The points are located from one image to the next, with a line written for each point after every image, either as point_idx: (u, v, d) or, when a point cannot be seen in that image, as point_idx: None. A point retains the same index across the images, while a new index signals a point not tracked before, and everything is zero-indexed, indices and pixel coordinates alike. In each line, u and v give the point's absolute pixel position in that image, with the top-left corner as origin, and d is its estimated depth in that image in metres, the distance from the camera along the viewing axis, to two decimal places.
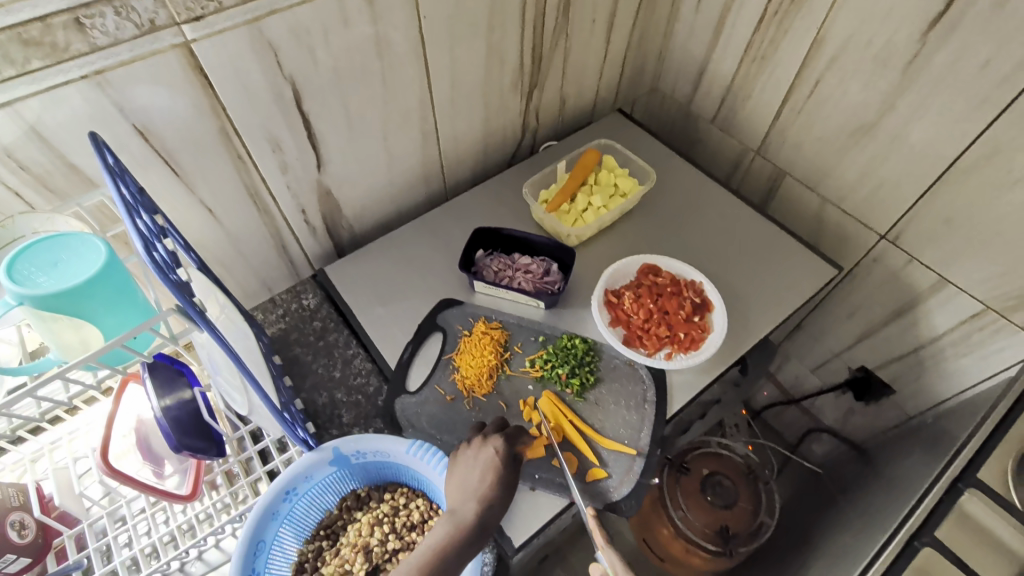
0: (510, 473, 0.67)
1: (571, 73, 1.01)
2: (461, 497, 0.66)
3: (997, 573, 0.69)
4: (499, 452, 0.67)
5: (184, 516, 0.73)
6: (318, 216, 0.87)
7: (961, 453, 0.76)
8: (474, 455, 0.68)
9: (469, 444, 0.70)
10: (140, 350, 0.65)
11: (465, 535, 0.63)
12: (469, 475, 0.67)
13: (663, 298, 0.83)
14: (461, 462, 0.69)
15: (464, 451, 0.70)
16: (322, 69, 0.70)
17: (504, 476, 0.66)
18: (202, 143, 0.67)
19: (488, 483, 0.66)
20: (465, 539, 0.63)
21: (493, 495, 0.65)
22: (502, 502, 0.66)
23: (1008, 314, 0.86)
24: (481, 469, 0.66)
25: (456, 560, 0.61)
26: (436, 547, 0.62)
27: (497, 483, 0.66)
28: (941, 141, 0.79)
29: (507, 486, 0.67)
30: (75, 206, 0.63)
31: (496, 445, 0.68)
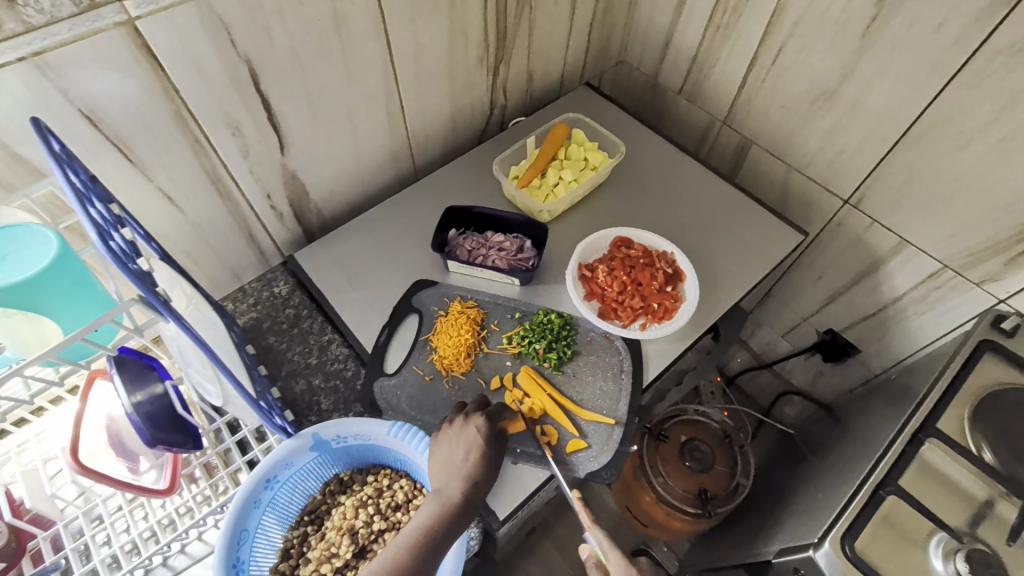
0: (492, 450, 0.68)
1: (537, 46, 1.00)
2: (446, 476, 0.66)
3: (956, 515, 0.73)
4: (481, 431, 0.68)
5: (164, 511, 0.71)
6: (285, 200, 0.84)
7: (922, 405, 0.80)
8: (457, 434, 0.68)
9: (451, 423, 0.70)
10: (104, 343, 0.63)
11: (451, 512, 0.63)
12: (454, 454, 0.67)
13: (636, 269, 0.84)
14: (444, 441, 0.69)
15: (446, 430, 0.70)
16: (278, 47, 0.67)
17: (487, 454, 0.67)
18: (156, 128, 0.64)
19: (473, 461, 0.66)
20: (451, 517, 0.63)
21: (478, 473, 0.65)
22: (487, 479, 0.66)
23: (964, 272, 0.89)
24: (464, 447, 0.67)
25: (444, 537, 0.62)
26: (423, 526, 0.62)
27: (481, 460, 0.66)
28: (899, 105, 0.81)
29: (491, 464, 0.67)
30: (23, 197, 0.59)
31: (478, 422, 0.68)
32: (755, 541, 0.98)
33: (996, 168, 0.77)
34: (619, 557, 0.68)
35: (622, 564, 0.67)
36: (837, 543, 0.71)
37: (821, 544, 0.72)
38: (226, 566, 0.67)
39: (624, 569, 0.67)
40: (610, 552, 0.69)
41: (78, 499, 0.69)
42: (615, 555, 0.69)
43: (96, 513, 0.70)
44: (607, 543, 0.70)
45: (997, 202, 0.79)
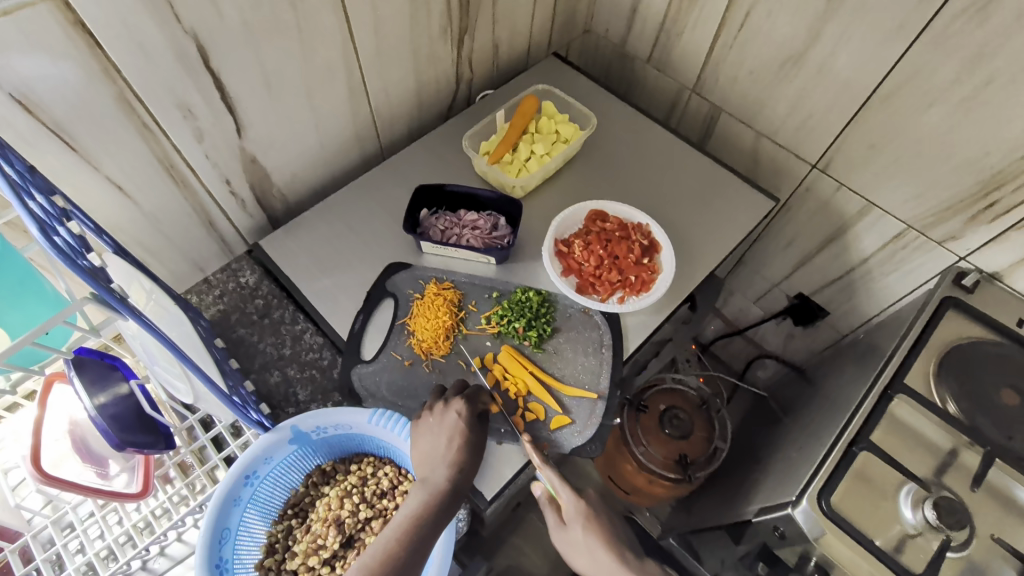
0: (475, 433, 0.67)
1: (502, 16, 0.97)
2: (430, 465, 0.66)
3: (924, 466, 0.76)
4: (462, 415, 0.67)
5: (139, 514, 0.69)
6: (245, 186, 0.81)
7: (890, 363, 0.82)
8: (438, 421, 0.67)
9: (431, 410, 0.69)
10: (58, 345, 0.60)
11: (438, 500, 0.63)
12: (437, 441, 0.66)
13: (612, 243, 0.84)
14: (424, 429, 0.68)
15: (426, 418, 0.69)
16: (228, 21, 0.63)
17: (470, 438, 0.66)
18: (99, 111, 0.60)
19: (457, 447, 0.65)
20: (439, 504, 0.63)
21: (462, 459, 0.65)
22: (472, 463, 0.66)
23: (926, 232, 0.91)
24: (447, 433, 0.66)
25: (433, 525, 0.61)
26: (412, 515, 0.62)
27: (464, 446, 0.66)
28: (864, 69, 0.82)
29: (474, 449, 0.67)
30: None
31: (458, 408, 0.68)
32: (733, 502, 1.01)
33: (959, 129, 0.78)
34: (571, 496, 0.72)
35: (575, 501, 0.72)
36: (814, 499, 0.73)
37: (798, 501, 0.74)
38: (209, 566, 0.66)
39: (576, 505, 0.72)
40: (563, 490, 0.72)
41: (46, 507, 0.66)
42: (566, 492, 0.72)
43: (67, 521, 0.67)
44: (558, 481, 0.72)
45: (959, 162, 0.81)
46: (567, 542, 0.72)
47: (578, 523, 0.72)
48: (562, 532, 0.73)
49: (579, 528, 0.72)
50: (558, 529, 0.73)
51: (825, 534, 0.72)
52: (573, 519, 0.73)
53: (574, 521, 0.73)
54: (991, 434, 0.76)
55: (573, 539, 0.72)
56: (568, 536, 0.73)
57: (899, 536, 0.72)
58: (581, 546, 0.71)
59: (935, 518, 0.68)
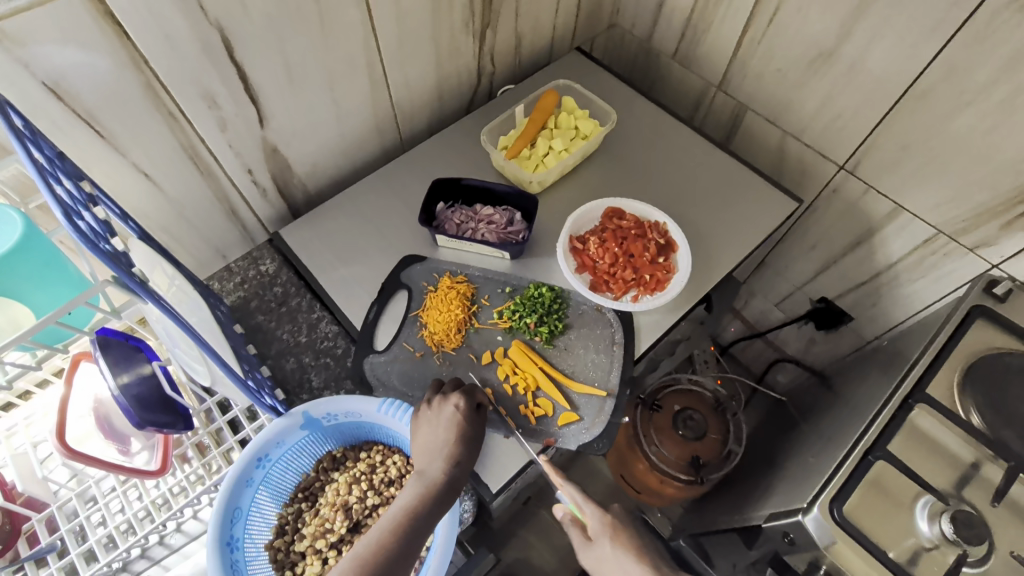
0: (472, 428, 0.68)
1: (525, 10, 0.96)
2: (428, 457, 0.67)
3: (944, 480, 0.74)
4: (460, 408, 0.67)
5: (158, 491, 0.71)
6: (267, 175, 0.82)
7: (912, 372, 0.80)
8: (436, 414, 0.68)
9: (430, 404, 0.69)
10: (79, 326, 0.63)
11: (434, 491, 0.64)
12: (435, 433, 0.67)
13: (628, 241, 0.83)
14: (424, 421, 0.69)
15: (425, 411, 0.69)
16: (253, 14, 0.64)
17: (467, 430, 0.67)
18: (127, 100, 0.62)
19: (453, 441, 0.66)
20: (435, 496, 0.64)
21: (459, 453, 0.66)
22: (468, 456, 0.67)
23: (958, 237, 0.88)
24: (444, 426, 0.66)
25: (428, 517, 0.63)
26: (408, 506, 0.63)
27: (460, 440, 0.66)
28: (896, 68, 0.79)
29: (471, 442, 0.67)
30: (16, 161, 0.55)
31: (456, 399, 0.68)
32: (748, 506, 0.99)
33: (995, 130, 0.75)
34: (594, 508, 0.74)
35: (598, 514, 0.73)
36: (826, 507, 0.72)
37: (810, 508, 0.73)
38: (220, 543, 0.68)
39: (602, 520, 0.73)
40: (586, 506, 0.75)
41: (71, 480, 0.69)
42: (590, 507, 0.75)
43: (90, 494, 0.70)
44: (581, 498, 0.75)
45: (995, 165, 0.78)
46: (595, 559, 0.70)
47: (604, 537, 0.71)
48: (588, 548, 0.72)
49: (606, 542, 0.70)
50: (585, 546, 0.72)
51: (835, 543, 0.71)
52: (600, 534, 0.72)
53: (600, 535, 0.72)
54: (1016, 448, 0.74)
55: (599, 554, 0.70)
56: (595, 552, 0.71)
57: (914, 549, 0.70)
58: (608, 559, 0.69)
59: (952, 531, 0.67)
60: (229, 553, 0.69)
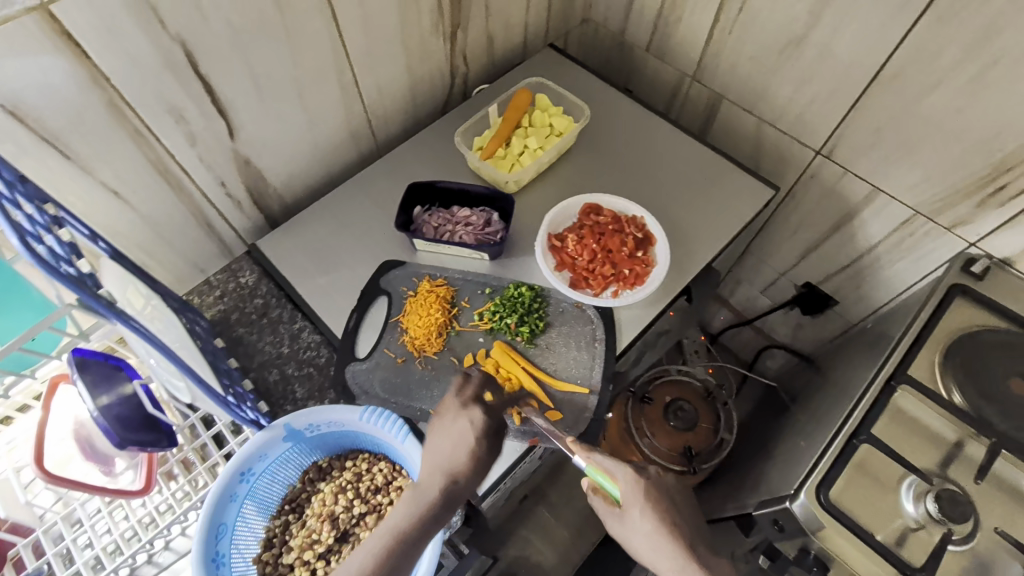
0: (487, 449, 0.63)
1: (495, 8, 0.96)
2: (430, 471, 0.61)
3: (928, 459, 0.74)
4: (474, 425, 0.64)
5: (144, 510, 0.71)
6: (241, 186, 0.81)
7: (894, 353, 0.80)
8: (450, 427, 0.65)
9: (444, 415, 0.67)
10: (47, 349, 0.65)
11: (429, 512, 0.57)
12: (445, 445, 0.63)
13: (606, 236, 0.83)
14: (444, 432, 0.65)
15: (438, 422, 0.67)
16: (215, 26, 0.64)
17: (479, 454, 0.62)
18: (91, 119, 0.61)
19: (462, 459, 0.62)
20: (429, 517, 0.57)
21: (464, 472, 0.61)
22: (475, 479, 0.61)
23: (935, 217, 0.89)
24: (456, 442, 0.63)
25: (419, 540, 0.56)
26: (396, 529, 0.56)
27: (471, 462, 0.62)
28: (866, 51, 0.79)
29: (482, 467, 0.62)
30: None
31: (477, 413, 0.65)
32: (740, 494, 1.00)
33: (966, 109, 0.75)
34: (626, 473, 0.63)
35: (631, 481, 0.62)
36: (812, 493, 0.72)
37: (797, 495, 0.73)
38: (206, 559, 0.67)
39: (634, 486, 0.62)
40: (616, 471, 0.63)
41: (56, 504, 0.68)
42: (620, 472, 0.63)
43: (75, 517, 0.70)
44: (611, 464, 0.64)
45: (968, 144, 0.78)
46: (626, 531, 0.61)
47: (636, 507, 0.60)
48: (618, 520, 0.62)
49: (638, 512, 0.60)
50: (614, 517, 0.62)
51: (824, 528, 0.71)
52: (631, 501, 0.61)
53: (631, 504, 0.61)
54: (998, 425, 0.74)
55: (629, 526, 0.61)
56: (625, 524, 0.61)
57: (901, 529, 0.70)
58: (641, 534, 0.59)
59: (936, 510, 0.67)
60: (215, 569, 0.68)
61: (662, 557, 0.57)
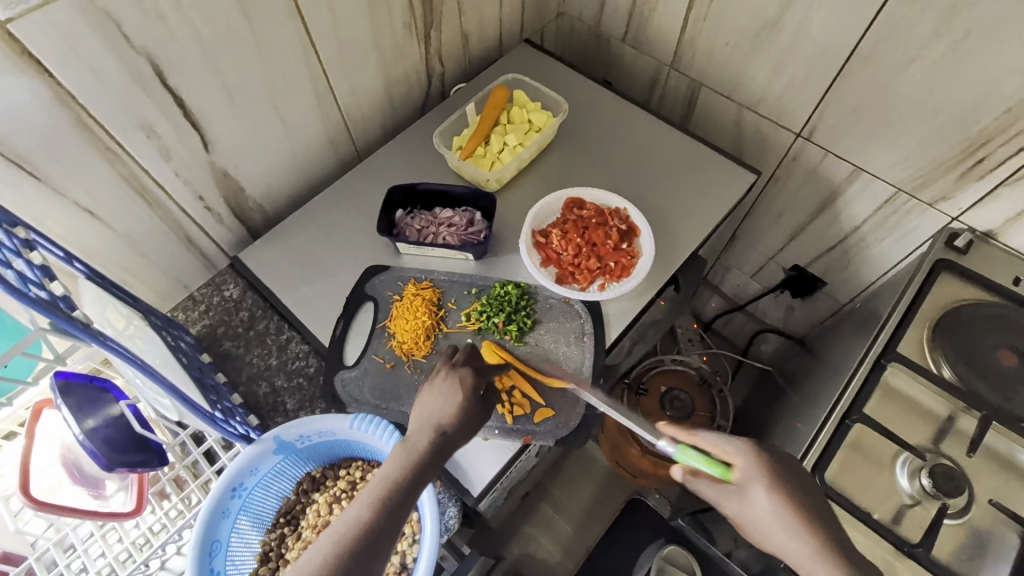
0: (474, 408, 0.62)
1: (468, 6, 0.95)
2: (418, 426, 0.60)
3: (921, 435, 0.74)
4: (462, 386, 0.63)
5: (137, 531, 0.71)
6: (220, 199, 0.80)
7: (883, 332, 0.81)
8: (437, 388, 0.64)
9: (432, 379, 0.65)
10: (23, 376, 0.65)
11: (418, 463, 0.57)
12: (432, 404, 0.62)
13: (590, 230, 0.82)
14: (427, 390, 0.63)
15: (424, 385, 0.65)
16: (181, 38, 0.63)
17: (467, 410, 0.62)
18: (59, 139, 0.60)
19: (450, 415, 0.61)
20: (418, 468, 0.57)
21: (452, 428, 0.60)
22: (461, 434, 0.60)
23: (917, 194, 0.89)
24: (444, 400, 0.62)
25: (410, 491, 0.55)
26: (387, 480, 0.55)
27: (458, 417, 0.61)
28: (840, 31, 0.79)
29: (468, 424, 0.61)
30: None
31: (460, 377, 0.64)
32: None
33: (942, 84, 0.75)
34: (737, 445, 0.56)
35: (742, 453, 0.56)
36: (808, 476, 0.72)
37: None
38: None
39: (749, 459, 0.55)
40: (724, 446, 0.57)
41: (48, 531, 0.67)
42: (728, 446, 0.57)
43: (68, 542, 0.69)
44: (716, 439, 0.58)
45: (945, 119, 0.78)
46: (749, 513, 0.54)
47: (757, 482, 0.54)
48: (737, 500, 0.55)
49: (761, 489, 0.53)
50: (731, 498, 0.55)
51: None
52: (749, 478, 0.54)
53: (750, 482, 0.54)
54: (988, 398, 0.75)
55: (753, 508, 0.53)
56: (747, 505, 0.54)
57: (896, 507, 0.71)
58: (769, 516, 0.52)
59: (931, 485, 0.68)
60: None
61: (787, 538, 0.51)
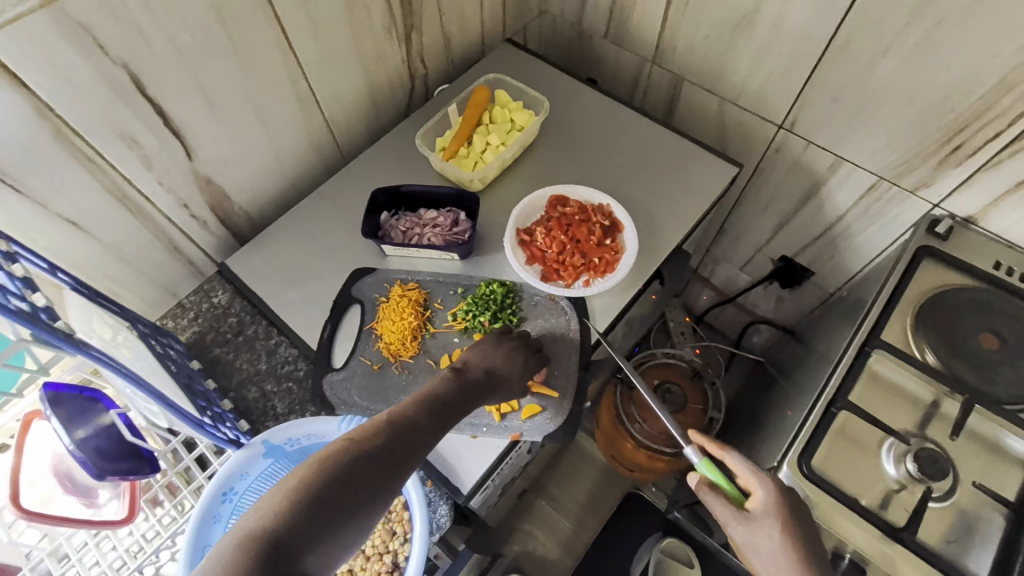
0: (523, 378, 0.70)
1: (448, 7, 0.96)
2: (471, 363, 0.67)
3: (905, 420, 0.75)
4: (524, 358, 0.71)
5: (131, 539, 0.71)
6: (205, 207, 0.81)
7: (867, 319, 0.81)
8: (501, 345, 0.71)
9: (494, 338, 0.72)
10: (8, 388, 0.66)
11: (468, 385, 0.64)
12: (493, 357, 0.69)
13: (573, 227, 0.83)
14: (493, 345, 0.70)
15: (486, 340, 0.71)
16: (158, 47, 0.63)
17: (518, 377, 0.69)
18: (40, 151, 0.61)
19: (505, 373, 0.68)
20: (468, 389, 0.63)
21: (503, 382, 0.67)
22: (505, 389, 0.68)
23: (898, 181, 0.90)
24: (505, 359, 0.69)
25: (456, 404, 0.61)
26: (437, 390, 0.61)
27: (510, 376, 0.69)
28: (816, 23, 0.80)
29: (512, 387, 0.69)
30: None
31: (524, 353, 0.71)
32: None
33: (917, 72, 0.76)
34: (766, 482, 0.63)
35: (768, 490, 0.62)
36: (795, 464, 0.73)
37: (780, 467, 0.74)
38: None
39: (771, 499, 0.62)
40: (755, 478, 0.64)
41: (42, 540, 0.68)
42: (758, 480, 0.63)
43: (63, 552, 0.69)
44: (750, 470, 0.65)
45: (922, 106, 0.79)
46: (752, 537, 0.61)
47: (770, 518, 0.60)
48: (742, 521, 0.62)
49: (771, 523, 0.60)
50: (737, 518, 0.62)
51: (809, 498, 0.71)
52: (764, 513, 0.61)
53: (762, 515, 0.61)
54: (971, 382, 0.75)
55: (756, 532, 0.60)
56: (752, 529, 0.61)
57: (883, 493, 0.72)
58: (769, 544, 0.59)
59: (916, 470, 0.68)
60: None
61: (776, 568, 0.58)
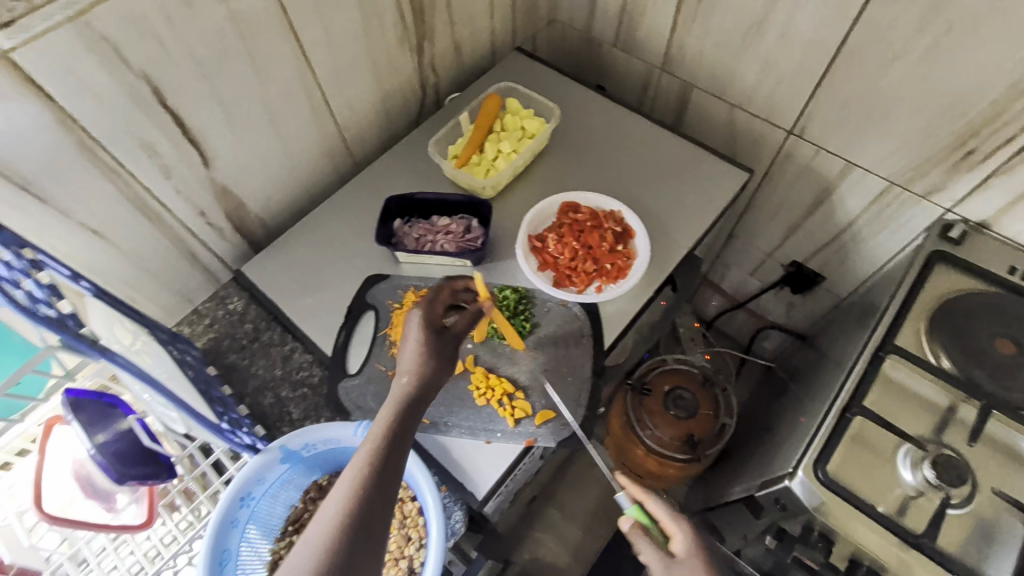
0: (444, 344, 0.67)
1: (460, 17, 0.97)
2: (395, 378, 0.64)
3: (921, 426, 0.75)
4: (424, 321, 0.67)
5: (149, 543, 0.72)
6: (221, 215, 0.82)
7: (880, 324, 0.81)
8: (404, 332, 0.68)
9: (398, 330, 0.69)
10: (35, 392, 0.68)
11: (410, 398, 0.61)
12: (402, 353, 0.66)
13: (585, 233, 0.84)
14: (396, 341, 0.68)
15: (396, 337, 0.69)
16: (179, 59, 0.64)
17: (429, 344, 0.66)
18: (63, 160, 0.62)
19: (417, 351, 0.65)
20: (410, 404, 0.61)
21: (424, 360, 0.64)
22: (433, 362, 0.65)
23: (910, 186, 0.90)
24: (411, 341, 0.66)
25: (409, 423, 0.59)
26: (381, 426, 0.58)
27: (423, 348, 0.65)
28: (825, 29, 0.80)
29: (441, 357, 0.66)
30: None
31: (425, 316, 0.68)
32: (744, 478, 1.00)
33: (927, 77, 0.76)
34: (687, 528, 0.67)
35: (688, 536, 0.66)
36: (810, 470, 0.73)
37: (795, 472, 0.74)
38: None
39: (691, 542, 0.66)
40: (675, 523, 0.68)
41: (62, 544, 0.69)
42: (682, 526, 0.68)
43: (82, 556, 0.70)
44: (670, 515, 0.69)
45: (933, 111, 0.79)
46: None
47: (695, 559, 0.64)
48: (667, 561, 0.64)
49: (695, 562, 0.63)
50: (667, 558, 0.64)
51: (824, 503, 0.71)
52: (688, 554, 0.64)
53: (687, 555, 0.64)
54: (987, 387, 0.75)
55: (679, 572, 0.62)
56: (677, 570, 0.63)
57: (900, 499, 0.71)
58: None
59: (934, 476, 0.67)
60: None
61: None
